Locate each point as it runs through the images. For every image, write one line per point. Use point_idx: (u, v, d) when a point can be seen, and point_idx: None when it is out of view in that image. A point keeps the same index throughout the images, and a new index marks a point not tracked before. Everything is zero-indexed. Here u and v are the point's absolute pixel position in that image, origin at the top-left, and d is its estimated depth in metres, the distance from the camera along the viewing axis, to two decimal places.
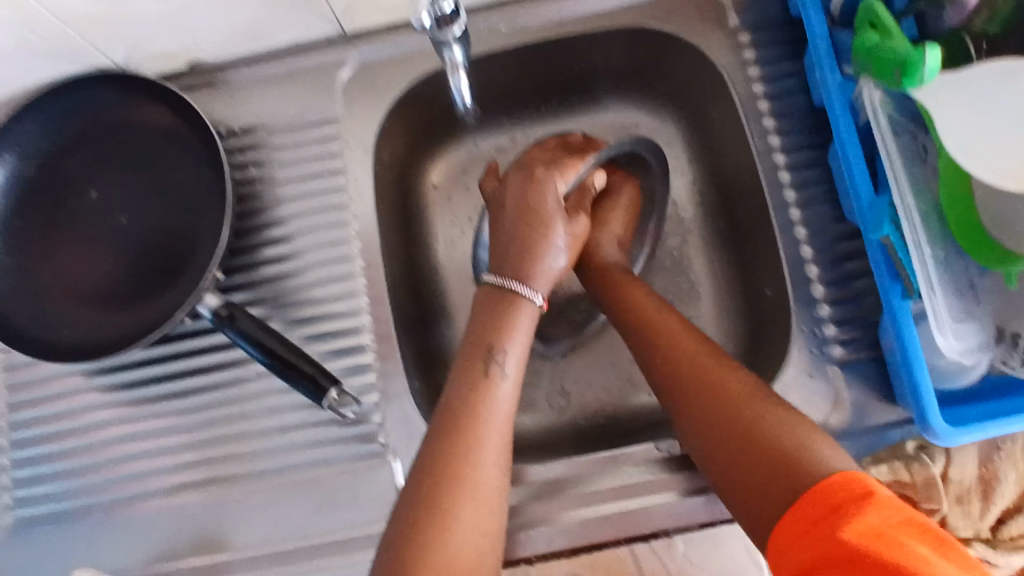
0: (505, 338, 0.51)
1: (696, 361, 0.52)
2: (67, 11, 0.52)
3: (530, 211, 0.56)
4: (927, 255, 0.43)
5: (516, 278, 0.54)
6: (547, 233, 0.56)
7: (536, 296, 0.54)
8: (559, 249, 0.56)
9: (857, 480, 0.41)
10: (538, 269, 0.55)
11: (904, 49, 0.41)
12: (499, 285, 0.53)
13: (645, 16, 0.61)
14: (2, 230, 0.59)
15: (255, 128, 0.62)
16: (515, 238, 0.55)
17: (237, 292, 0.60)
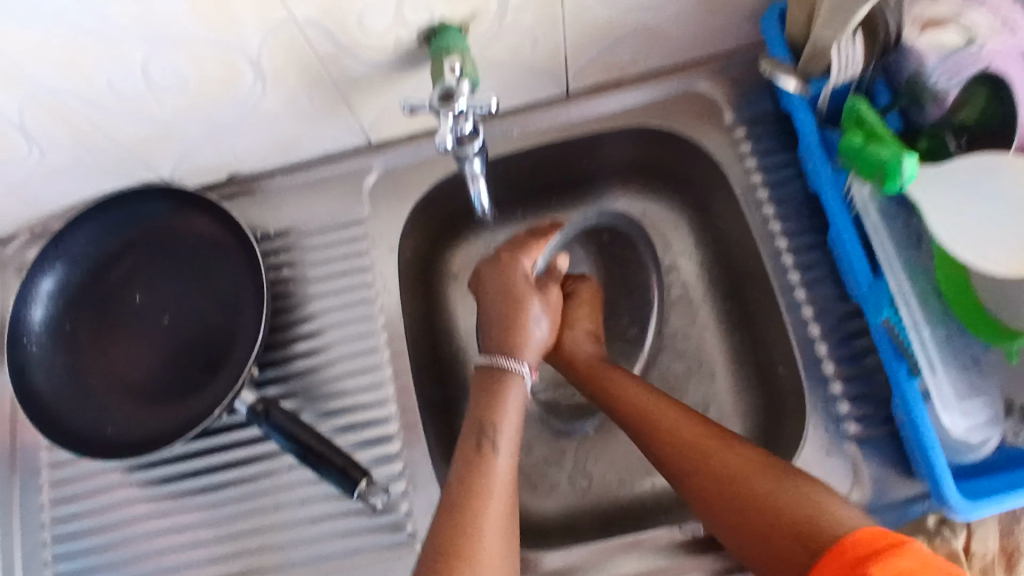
0: (496, 416, 0.53)
1: (689, 438, 0.54)
2: (124, 135, 0.58)
3: (509, 292, 0.59)
4: (926, 335, 0.47)
5: (503, 352, 0.57)
6: (527, 309, 0.59)
7: (521, 364, 0.57)
8: (541, 319, 0.60)
9: (889, 532, 0.42)
10: (524, 342, 0.58)
11: (887, 156, 0.45)
12: (491, 362, 0.56)
13: (647, 117, 0.66)
14: (52, 333, 0.63)
15: (287, 231, 0.67)
16: (501, 318, 0.59)
17: (271, 385, 0.63)
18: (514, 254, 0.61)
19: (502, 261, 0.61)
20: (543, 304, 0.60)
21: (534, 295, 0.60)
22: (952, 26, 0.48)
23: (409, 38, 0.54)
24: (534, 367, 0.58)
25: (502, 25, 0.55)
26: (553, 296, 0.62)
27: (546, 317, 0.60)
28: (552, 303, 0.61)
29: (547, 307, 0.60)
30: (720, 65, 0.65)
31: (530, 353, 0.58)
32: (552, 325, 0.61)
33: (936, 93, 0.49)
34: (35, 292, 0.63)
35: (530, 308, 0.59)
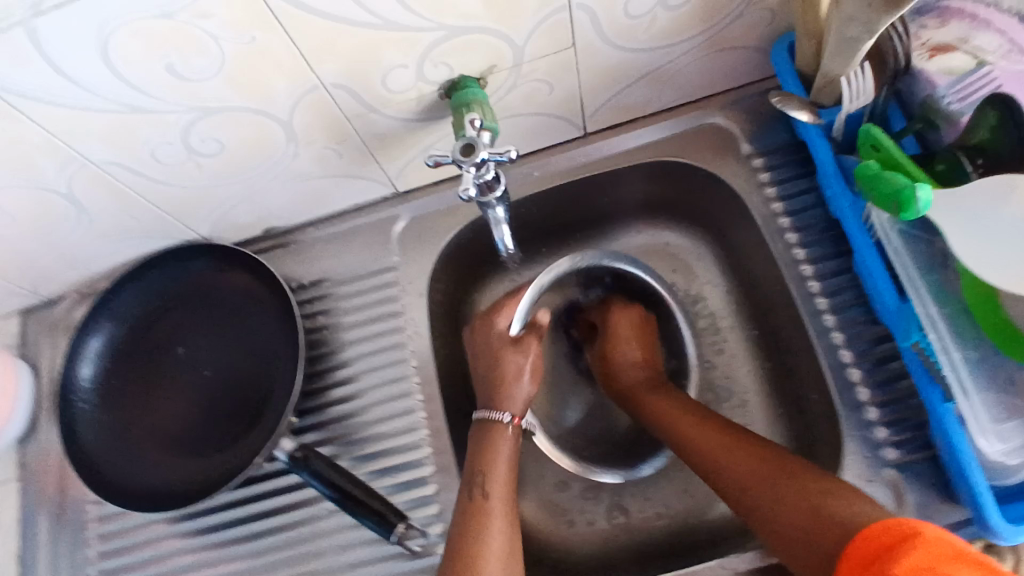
0: (487, 464, 0.55)
1: (727, 457, 0.54)
2: (166, 199, 0.61)
3: (489, 352, 0.61)
4: (955, 357, 0.46)
5: (487, 406, 0.59)
6: (507, 363, 0.60)
7: (503, 414, 0.58)
8: (524, 371, 0.60)
9: (901, 522, 0.40)
10: (504, 395, 0.59)
11: (898, 184, 0.44)
12: (481, 416, 0.58)
13: (665, 152, 0.67)
14: (100, 390, 0.66)
15: (321, 281, 0.69)
16: (486, 376, 0.61)
17: (309, 432, 0.64)
18: (489, 315, 0.62)
19: (479, 325, 0.62)
20: (523, 357, 0.60)
21: (510, 351, 0.60)
22: (960, 50, 0.50)
23: (431, 92, 0.56)
24: (517, 416, 0.59)
25: (519, 75, 0.57)
26: (534, 345, 0.61)
27: (529, 367, 0.60)
28: (532, 355, 0.61)
29: (528, 358, 0.60)
30: (734, 98, 0.67)
31: (514, 404, 0.59)
32: (536, 374, 0.61)
33: (949, 116, 0.50)
34: (84, 351, 0.66)
35: (509, 363, 0.60)
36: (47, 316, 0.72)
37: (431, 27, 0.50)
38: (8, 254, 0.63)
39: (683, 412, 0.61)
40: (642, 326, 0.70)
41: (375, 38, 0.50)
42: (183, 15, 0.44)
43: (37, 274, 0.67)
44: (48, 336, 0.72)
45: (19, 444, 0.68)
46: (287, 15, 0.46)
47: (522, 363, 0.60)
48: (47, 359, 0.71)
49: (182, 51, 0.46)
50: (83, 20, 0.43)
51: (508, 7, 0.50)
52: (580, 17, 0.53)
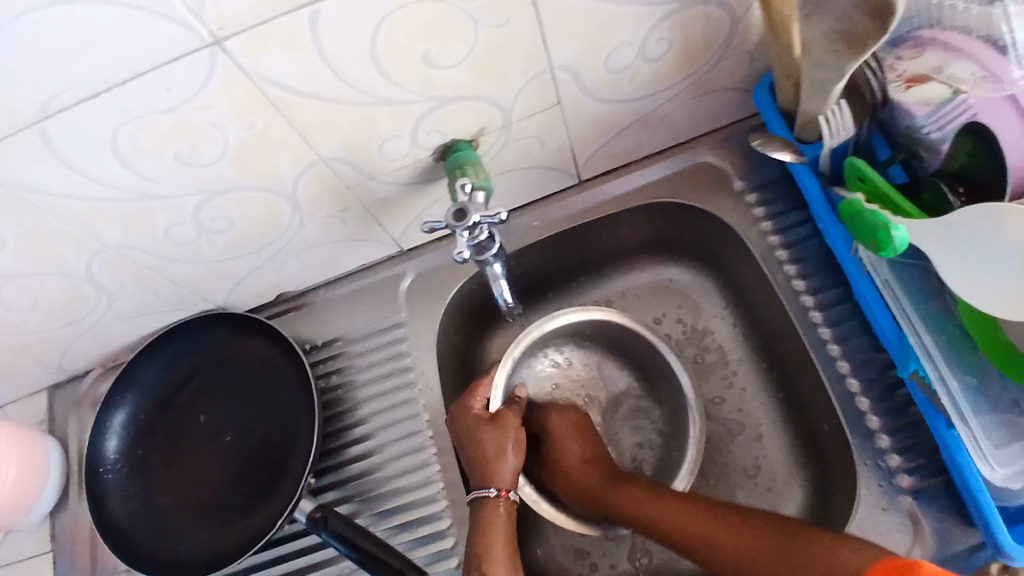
0: (485, 540, 0.57)
1: (739, 536, 0.53)
2: (183, 274, 0.64)
3: (468, 432, 0.63)
4: (954, 387, 0.47)
5: (478, 482, 0.61)
6: (488, 441, 0.62)
7: (491, 488, 0.60)
8: (505, 447, 0.63)
9: (899, 559, 0.43)
10: (491, 468, 0.61)
11: (879, 225, 0.46)
12: (474, 495, 0.60)
13: (659, 193, 0.69)
14: (127, 460, 0.68)
15: (333, 340, 0.71)
16: (470, 457, 0.62)
17: (328, 491, 0.65)
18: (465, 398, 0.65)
19: (456, 409, 0.65)
20: (501, 434, 0.63)
21: (487, 429, 0.63)
22: (936, 80, 0.49)
23: (426, 157, 0.59)
24: (506, 490, 0.61)
25: (510, 134, 0.59)
26: (510, 422, 0.65)
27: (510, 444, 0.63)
28: (511, 430, 0.64)
29: (505, 435, 0.63)
30: (724, 137, 0.68)
31: (503, 478, 0.61)
32: (519, 450, 0.64)
33: (930, 145, 0.51)
34: (109, 424, 0.68)
35: (490, 441, 0.62)
36: (73, 391, 0.75)
37: (421, 99, 0.53)
38: (35, 335, 0.66)
39: (656, 499, 0.60)
40: (577, 420, 0.69)
41: (369, 114, 0.52)
42: (186, 110, 0.47)
43: (63, 351, 0.70)
44: (75, 410, 0.74)
45: (50, 516, 0.71)
46: (284, 101, 0.49)
47: (501, 441, 0.63)
48: (74, 432, 0.73)
49: (187, 142, 0.50)
50: (95, 122, 0.46)
51: (493, 74, 0.53)
52: (563, 77, 0.55)
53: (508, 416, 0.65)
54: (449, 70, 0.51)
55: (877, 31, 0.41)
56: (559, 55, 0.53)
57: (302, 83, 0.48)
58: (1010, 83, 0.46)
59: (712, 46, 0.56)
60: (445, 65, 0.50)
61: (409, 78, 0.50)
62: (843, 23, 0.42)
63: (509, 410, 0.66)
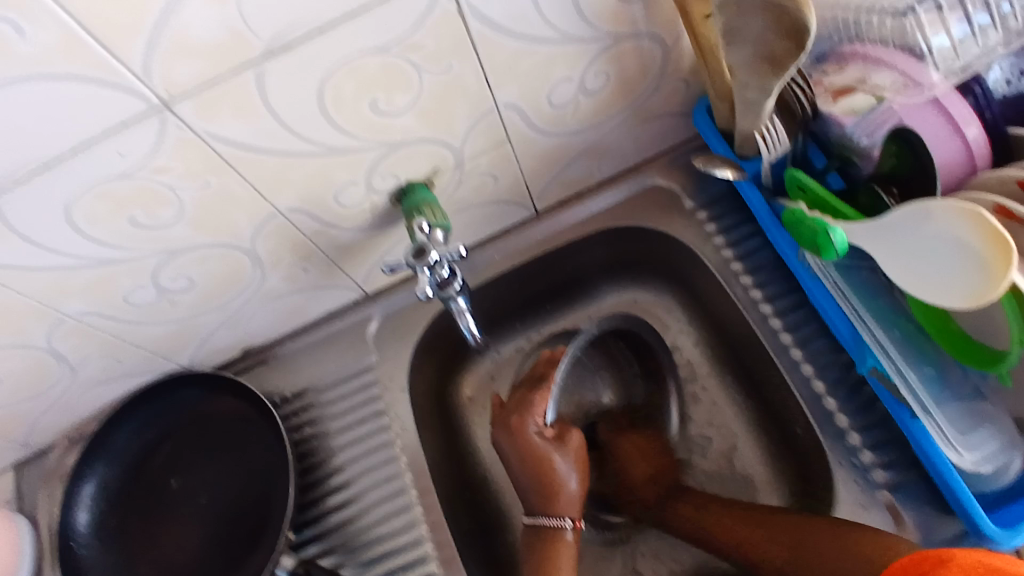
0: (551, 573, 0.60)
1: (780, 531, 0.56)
2: (147, 338, 0.63)
3: (534, 458, 0.64)
4: (912, 377, 0.49)
5: (545, 514, 0.63)
6: (556, 468, 0.63)
7: (564, 519, 0.62)
8: (571, 473, 0.64)
9: (932, 551, 0.42)
10: (561, 497, 0.63)
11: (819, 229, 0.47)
12: (538, 524, 0.63)
13: (615, 219, 0.71)
14: (99, 534, 0.66)
15: (305, 391, 0.71)
16: (536, 484, 0.64)
17: (310, 544, 0.64)
18: (523, 417, 0.64)
19: (515, 430, 0.64)
20: (566, 459, 0.64)
21: (555, 451, 0.64)
22: (862, 90, 0.52)
23: (383, 202, 0.60)
24: (576, 519, 0.63)
25: (463, 173, 0.61)
26: (574, 439, 0.65)
27: (574, 467, 0.64)
28: (575, 450, 0.64)
29: (572, 458, 0.64)
30: (671, 159, 0.71)
31: (572, 507, 0.63)
32: (582, 469, 0.65)
33: (862, 151, 0.54)
34: (79, 497, 0.67)
35: (558, 467, 0.63)
36: (42, 467, 0.74)
37: (372, 146, 0.54)
38: None
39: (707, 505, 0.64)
40: (638, 445, 0.71)
41: (323, 165, 0.54)
42: (140, 175, 0.48)
43: (27, 428, 0.69)
44: (45, 486, 0.73)
45: None
46: (237, 158, 0.50)
47: (569, 468, 0.64)
48: (45, 510, 0.72)
49: (144, 207, 0.50)
50: (46, 194, 0.46)
51: (440, 118, 0.54)
52: (509, 116, 0.57)
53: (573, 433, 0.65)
54: (398, 117, 0.52)
55: (795, 50, 0.41)
56: (502, 94, 0.55)
57: (255, 141, 0.49)
58: (929, 87, 0.49)
59: (648, 76, 0.59)
60: (392, 112, 0.52)
61: (360, 126, 0.52)
62: (762, 47, 0.42)
63: (574, 428, 0.66)
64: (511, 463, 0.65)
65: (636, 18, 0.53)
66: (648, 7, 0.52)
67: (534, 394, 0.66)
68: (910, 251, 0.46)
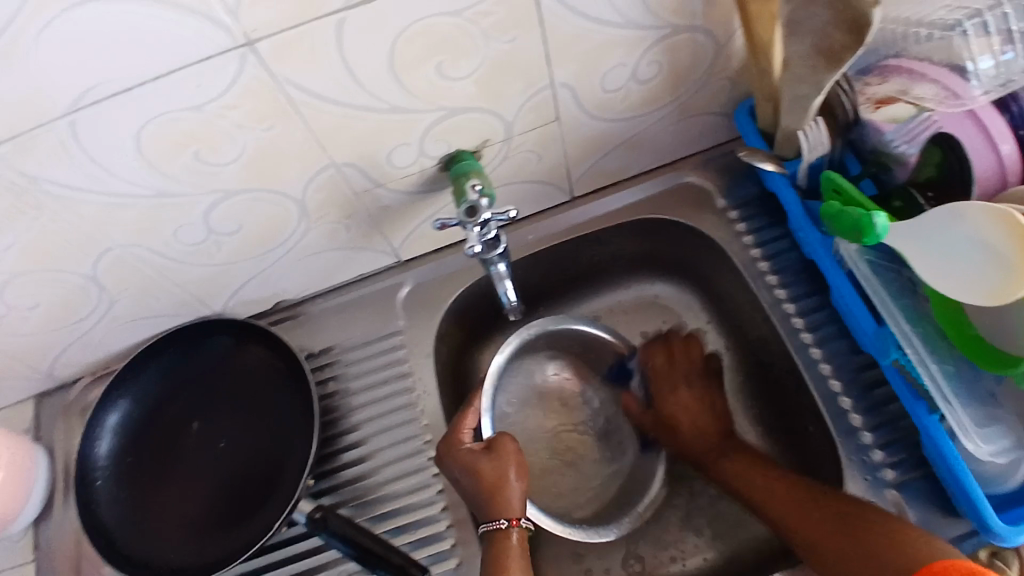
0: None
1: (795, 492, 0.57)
2: (186, 279, 0.65)
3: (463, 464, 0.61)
4: (934, 369, 0.50)
5: (486, 519, 0.59)
6: (489, 472, 0.60)
7: (502, 521, 0.59)
8: (507, 477, 0.61)
9: None
10: (497, 498, 0.60)
11: (858, 214, 0.48)
12: (484, 529, 0.59)
13: (646, 211, 0.73)
14: (117, 468, 0.67)
15: (331, 348, 0.72)
16: (473, 491, 0.60)
17: (325, 496, 0.65)
18: (453, 432, 0.64)
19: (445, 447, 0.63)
20: (495, 462, 0.61)
21: (482, 456, 0.61)
22: (902, 101, 0.55)
23: (431, 167, 0.62)
24: (514, 519, 0.59)
25: (510, 148, 0.63)
26: (508, 448, 0.62)
27: (511, 471, 0.61)
28: (510, 457, 0.62)
29: (506, 464, 0.61)
30: (706, 159, 0.73)
31: (512, 508, 0.59)
32: (522, 472, 0.62)
33: (899, 157, 0.56)
34: (101, 427, 0.68)
35: (489, 472, 0.60)
36: (61, 399, 0.75)
37: (430, 110, 0.56)
38: (31, 339, 0.66)
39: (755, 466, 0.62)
40: (705, 393, 0.69)
41: (382, 122, 0.55)
42: (212, 110, 0.50)
43: (55, 358, 0.70)
44: (63, 419, 0.74)
45: (32, 526, 0.70)
46: (304, 105, 0.52)
47: (502, 471, 0.61)
48: (61, 442, 0.73)
49: (208, 142, 0.52)
50: (122, 116, 0.48)
51: (497, 90, 0.57)
52: (562, 95, 0.59)
53: (498, 439, 0.63)
54: (459, 83, 0.55)
55: (853, 45, 0.46)
56: (559, 73, 0.57)
57: (323, 90, 0.51)
58: (970, 100, 0.52)
59: (698, 71, 0.61)
60: (455, 78, 0.54)
61: (424, 89, 0.54)
62: (822, 40, 0.47)
63: (506, 435, 0.64)
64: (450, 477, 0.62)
65: (695, 12, 0.55)
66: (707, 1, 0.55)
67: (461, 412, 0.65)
68: (923, 241, 0.49)
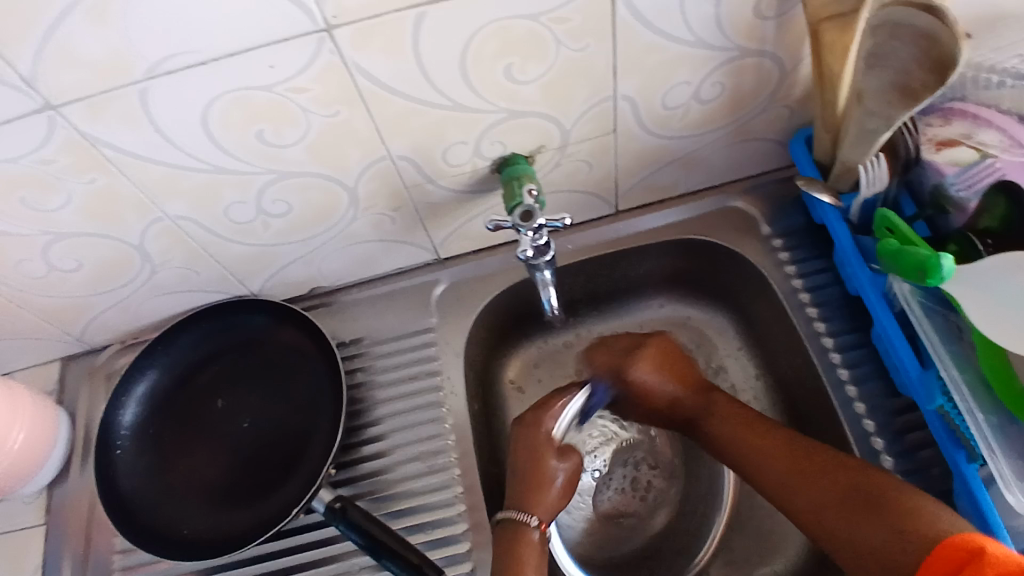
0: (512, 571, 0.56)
1: (781, 460, 0.57)
2: (229, 256, 0.65)
3: (534, 451, 0.62)
4: (979, 419, 0.48)
5: (519, 508, 0.60)
6: (546, 468, 0.62)
7: (531, 517, 0.59)
8: (557, 481, 0.61)
9: (972, 538, 0.44)
10: (541, 498, 0.60)
11: (924, 254, 0.48)
12: (506, 516, 0.59)
13: (689, 231, 0.72)
14: (139, 438, 0.67)
15: (361, 338, 0.72)
16: (525, 477, 0.61)
17: (343, 486, 0.65)
18: (540, 412, 0.64)
19: (529, 421, 0.64)
20: (561, 463, 0.62)
21: (553, 453, 0.62)
22: (965, 145, 0.55)
23: (484, 167, 0.62)
24: (544, 523, 0.60)
25: (563, 156, 0.63)
26: (573, 458, 0.63)
27: (563, 478, 0.62)
28: (571, 467, 0.63)
29: (564, 468, 0.62)
30: (754, 186, 0.73)
31: (544, 512, 0.60)
32: (569, 485, 0.62)
33: (957, 203, 0.55)
34: (128, 395, 0.68)
35: (548, 472, 0.61)
36: (88, 363, 0.75)
37: (492, 110, 0.56)
38: (67, 300, 0.66)
39: (763, 438, 0.59)
40: (665, 348, 0.68)
41: (444, 117, 0.55)
42: (281, 90, 0.50)
43: (87, 322, 0.70)
44: (87, 383, 0.74)
45: (45, 489, 0.69)
46: (371, 94, 0.52)
47: (558, 474, 0.62)
48: (83, 407, 0.73)
49: (273, 122, 0.52)
50: (192, 89, 0.48)
51: (562, 96, 0.57)
52: (623, 107, 0.59)
53: (576, 450, 0.63)
54: (526, 86, 0.55)
55: (934, 85, 0.47)
56: (624, 85, 0.57)
57: (391, 81, 0.51)
58: None
59: (760, 96, 0.61)
60: (524, 80, 0.54)
61: (491, 89, 0.54)
62: (902, 76, 0.48)
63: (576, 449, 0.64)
64: (511, 450, 0.64)
65: (766, 37, 0.55)
66: (780, 28, 0.55)
67: (556, 395, 0.66)
68: (987, 282, 0.48)
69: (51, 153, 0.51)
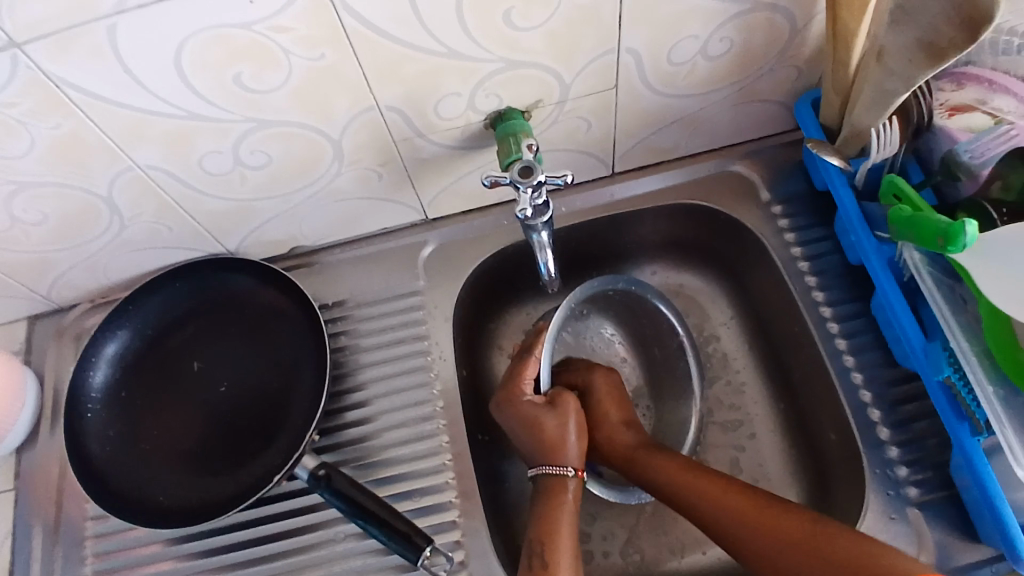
0: (553, 535, 0.56)
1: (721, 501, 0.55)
2: (204, 212, 0.61)
3: (526, 417, 0.62)
4: (989, 392, 0.47)
5: (547, 463, 0.60)
6: (551, 429, 0.61)
7: (566, 468, 0.60)
8: (568, 433, 0.61)
9: None
10: (564, 450, 0.61)
11: (945, 222, 0.46)
12: (542, 474, 0.60)
13: (687, 195, 0.70)
14: (109, 401, 0.64)
15: (344, 300, 0.69)
16: (535, 447, 0.61)
17: (326, 453, 0.63)
18: (513, 385, 0.63)
19: (508, 399, 0.63)
20: (560, 418, 0.62)
21: (546, 413, 0.62)
22: (981, 111, 0.53)
23: (478, 122, 0.58)
24: (579, 470, 0.61)
25: (562, 111, 0.60)
26: (570, 404, 0.63)
27: (572, 429, 0.62)
28: (572, 414, 0.62)
29: (568, 422, 0.62)
30: (754, 150, 0.70)
31: (575, 460, 0.61)
32: (581, 430, 0.62)
33: (971, 169, 0.53)
34: (98, 356, 0.65)
35: (552, 431, 0.61)
36: (56, 321, 0.71)
37: (489, 59, 0.52)
38: (31, 255, 0.62)
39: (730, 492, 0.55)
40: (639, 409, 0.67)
41: (438, 65, 0.52)
42: (262, 29, 0.46)
43: (54, 278, 0.66)
44: (55, 342, 0.70)
45: (15, 452, 0.66)
46: (359, 35, 0.48)
47: (564, 428, 0.61)
48: (52, 367, 0.69)
49: (254, 63, 0.48)
50: (166, 26, 0.44)
51: (564, 46, 0.53)
52: (626, 61, 0.56)
53: (568, 398, 0.63)
54: (526, 33, 0.51)
55: (962, 42, 0.43)
56: (628, 36, 0.54)
57: (380, 20, 0.47)
58: None
59: (768, 53, 0.58)
60: (525, 28, 0.51)
61: (489, 35, 0.50)
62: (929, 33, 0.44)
63: (569, 393, 0.64)
64: (505, 428, 0.63)
65: None
66: None
67: (521, 362, 0.64)
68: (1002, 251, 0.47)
69: (15, 93, 0.46)
